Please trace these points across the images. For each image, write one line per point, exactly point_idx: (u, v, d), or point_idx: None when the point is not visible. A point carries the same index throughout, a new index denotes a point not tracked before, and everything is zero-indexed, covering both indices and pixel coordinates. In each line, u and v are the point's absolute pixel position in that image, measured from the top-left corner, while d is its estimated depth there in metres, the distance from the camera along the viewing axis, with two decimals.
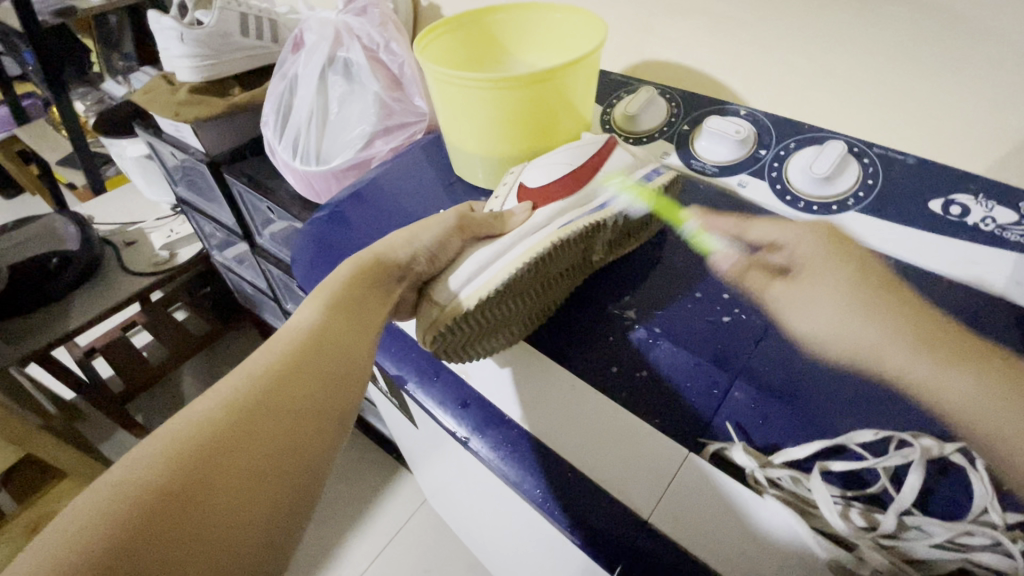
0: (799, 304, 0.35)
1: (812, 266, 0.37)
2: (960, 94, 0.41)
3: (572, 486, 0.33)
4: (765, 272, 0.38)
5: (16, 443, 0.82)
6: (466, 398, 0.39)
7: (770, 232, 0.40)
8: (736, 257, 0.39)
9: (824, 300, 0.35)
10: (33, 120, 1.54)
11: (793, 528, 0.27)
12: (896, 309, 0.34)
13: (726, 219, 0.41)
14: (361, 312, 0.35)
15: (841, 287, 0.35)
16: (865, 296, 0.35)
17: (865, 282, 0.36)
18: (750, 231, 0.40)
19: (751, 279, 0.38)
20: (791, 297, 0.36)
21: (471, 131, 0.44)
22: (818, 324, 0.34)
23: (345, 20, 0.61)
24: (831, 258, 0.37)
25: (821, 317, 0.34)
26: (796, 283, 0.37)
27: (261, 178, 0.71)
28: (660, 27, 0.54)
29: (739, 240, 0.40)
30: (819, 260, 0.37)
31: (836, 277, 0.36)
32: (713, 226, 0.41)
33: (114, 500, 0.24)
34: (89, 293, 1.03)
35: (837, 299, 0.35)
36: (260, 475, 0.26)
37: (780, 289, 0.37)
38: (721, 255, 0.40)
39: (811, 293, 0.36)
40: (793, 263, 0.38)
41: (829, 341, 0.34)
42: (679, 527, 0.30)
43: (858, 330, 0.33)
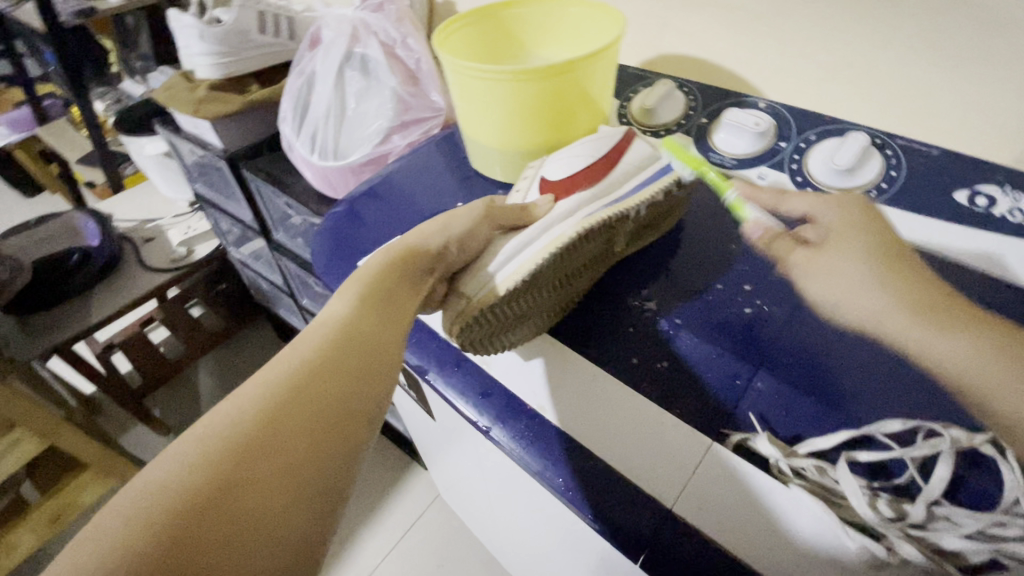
0: (820, 271, 0.33)
1: (839, 229, 0.35)
2: (984, 83, 0.41)
3: (593, 476, 0.35)
4: (791, 240, 0.36)
5: (38, 435, 0.83)
6: (485, 387, 0.39)
7: (807, 205, 0.37)
8: (768, 226, 0.37)
9: (851, 269, 0.32)
10: (54, 120, 1.57)
11: (821, 518, 0.28)
12: (918, 283, 0.31)
13: (765, 190, 0.39)
14: (391, 305, 0.35)
15: (863, 257, 0.33)
16: (889, 265, 0.32)
17: (887, 256, 0.33)
18: (786, 204, 0.38)
19: (777, 245, 0.36)
20: (814, 264, 0.34)
21: (489, 124, 0.45)
22: (836, 290, 0.32)
23: (362, 18, 0.62)
24: (860, 225, 0.35)
25: (842, 286, 0.32)
26: (820, 251, 0.34)
27: (279, 174, 0.72)
28: (677, 20, 0.54)
29: (774, 212, 0.38)
30: (842, 228, 0.35)
31: (861, 244, 0.34)
32: (755, 198, 0.39)
33: (153, 502, 0.25)
34: (108, 289, 1.04)
35: (858, 272, 0.32)
36: (289, 474, 0.27)
37: (802, 255, 0.35)
38: (754, 222, 0.38)
39: (835, 259, 0.33)
40: (819, 228, 0.35)
41: (854, 305, 0.31)
42: (700, 519, 0.32)
43: (875, 297, 0.31)
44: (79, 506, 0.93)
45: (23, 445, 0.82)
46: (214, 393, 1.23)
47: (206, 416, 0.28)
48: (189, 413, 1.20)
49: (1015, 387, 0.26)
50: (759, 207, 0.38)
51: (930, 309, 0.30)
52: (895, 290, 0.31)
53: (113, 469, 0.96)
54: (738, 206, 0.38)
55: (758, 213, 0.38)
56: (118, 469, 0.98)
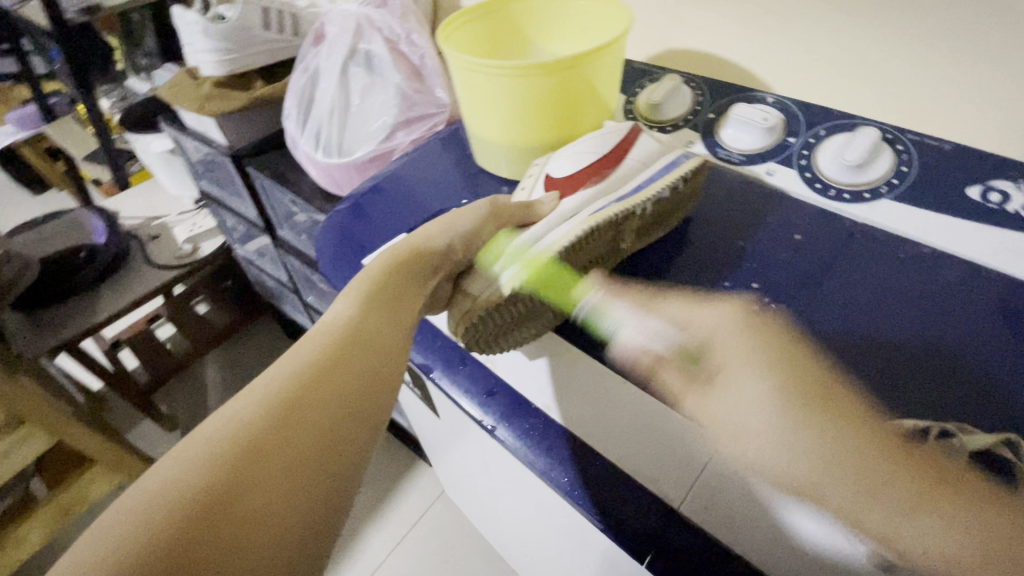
0: (720, 420, 0.29)
1: (728, 362, 0.30)
2: (998, 77, 0.40)
3: (599, 475, 0.35)
4: (680, 369, 0.31)
5: (47, 430, 0.84)
6: (491, 387, 0.39)
7: (701, 323, 0.33)
8: (643, 347, 0.32)
9: (761, 415, 0.28)
10: (61, 118, 1.58)
11: (829, 520, 0.27)
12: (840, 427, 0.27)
13: (633, 291, 0.35)
14: (397, 304, 0.35)
15: (768, 394, 0.29)
16: (800, 407, 0.28)
17: (795, 392, 0.29)
18: (658, 309, 0.34)
19: (666, 377, 0.31)
20: (713, 409, 0.30)
21: (494, 120, 0.44)
22: (752, 454, 0.28)
23: (366, 13, 0.61)
24: (756, 355, 0.30)
25: (752, 445, 0.28)
26: (717, 389, 0.30)
27: (283, 171, 0.72)
28: (685, 14, 0.53)
29: (651, 318, 0.33)
30: (737, 352, 0.31)
31: (759, 382, 0.29)
32: (620, 296, 0.35)
33: (154, 507, 0.24)
34: (115, 285, 1.05)
35: (761, 420, 0.28)
36: (294, 478, 0.26)
37: (694, 401, 0.30)
38: (625, 338, 0.33)
39: (737, 406, 0.29)
40: (710, 359, 0.31)
41: (766, 471, 0.28)
42: (706, 516, 0.31)
43: (786, 459, 0.27)
44: (87, 501, 0.94)
45: (31, 440, 0.83)
46: (220, 389, 1.24)
47: (211, 417, 0.28)
48: (195, 409, 1.21)
49: (957, 553, 0.24)
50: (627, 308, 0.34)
51: (838, 461, 0.26)
52: (812, 450, 0.27)
53: (121, 464, 0.97)
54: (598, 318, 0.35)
55: (621, 325, 0.34)
56: (125, 464, 0.98)
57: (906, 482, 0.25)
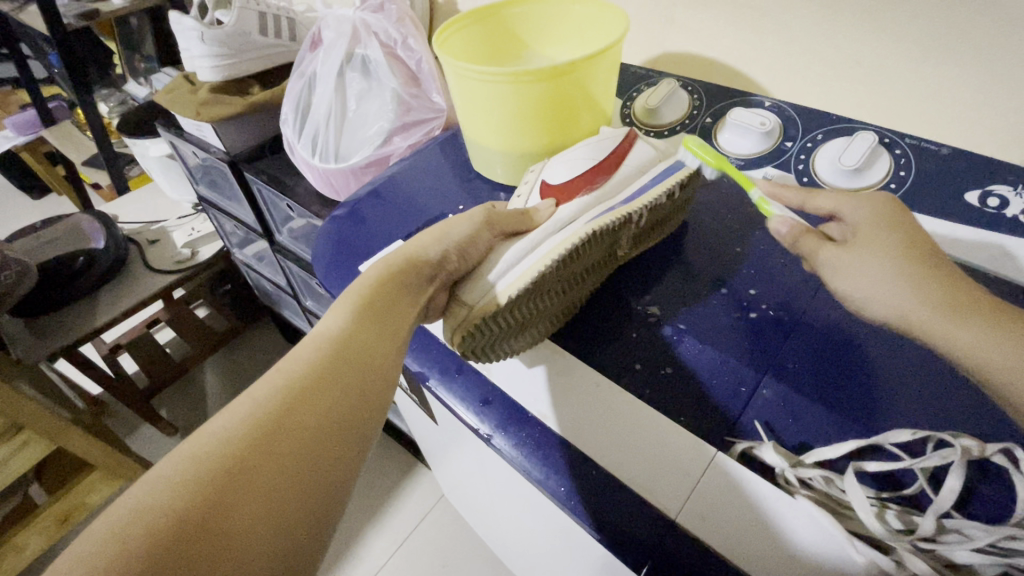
0: (851, 271, 0.32)
1: (869, 229, 0.32)
2: (995, 82, 0.40)
3: (596, 485, 0.32)
4: (818, 235, 0.34)
5: (46, 437, 0.84)
6: (486, 394, 0.38)
7: (839, 200, 0.34)
8: (799, 224, 0.34)
9: (881, 267, 0.31)
10: (59, 121, 1.58)
11: (826, 529, 0.27)
12: (958, 287, 0.29)
13: (791, 189, 0.37)
14: (389, 316, 0.35)
15: (894, 253, 0.31)
16: (925, 265, 0.30)
17: (918, 250, 0.31)
18: (815, 201, 0.35)
19: (804, 241, 0.34)
20: (844, 261, 0.32)
21: (490, 126, 0.44)
22: (870, 292, 0.31)
23: (362, 18, 0.61)
24: (888, 219, 0.32)
25: (873, 289, 0.31)
26: (851, 247, 0.32)
27: (281, 176, 0.72)
28: (681, 17, 0.53)
29: (804, 211, 0.36)
30: (871, 226, 0.32)
31: (893, 242, 0.31)
32: (780, 195, 0.37)
33: (141, 523, 0.24)
34: (114, 290, 1.05)
35: (883, 269, 0.31)
36: (281, 495, 0.26)
37: (829, 252, 0.33)
38: (780, 218, 0.35)
39: (869, 260, 0.31)
40: (845, 228, 0.33)
41: (881, 310, 0.30)
42: (706, 526, 0.29)
43: (900, 296, 0.30)
44: (87, 506, 0.94)
45: (30, 447, 0.82)
46: (220, 393, 1.24)
47: (199, 432, 0.27)
48: (194, 413, 1.21)
49: None
50: (784, 208, 0.36)
51: (955, 297, 0.29)
52: (921, 283, 0.30)
53: (120, 470, 0.97)
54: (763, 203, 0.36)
55: (783, 214, 0.35)
56: (125, 470, 0.98)
57: (1010, 318, 0.28)
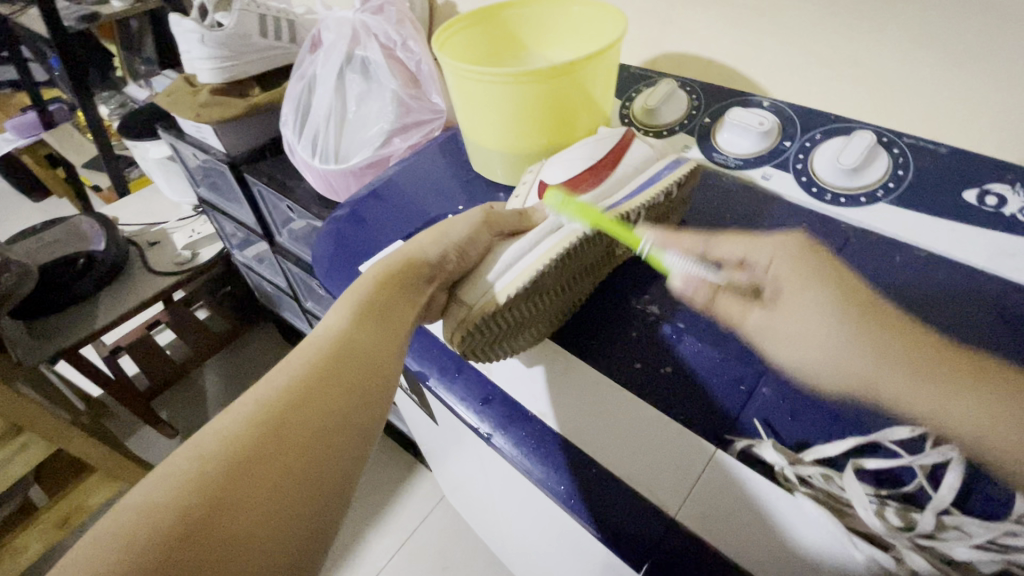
0: (787, 337, 0.34)
1: (790, 283, 0.35)
2: (992, 81, 0.40)
3: (595, 484, 0.33)
4: (738, 295, 0.36)
5: (46, 439, 0.83)
6: (487, 394, 0.39)
7: (744, 249, 0.38)
8: (700, 278, 0.36)
9: (819, 328, 0.33)
10: (59, 125, 1.59)
11: (827, 528, 0.27)
12: (883, 334, 0.33)
13: (688, 235, 0.38)
14: (390, 316, 0.35)
15: (832, 304, 0.34)
16: (856, 316, 0.33)
17: (850, 304, 0.34)
18: (715, 249, 0.38)
19: (724, 304, 0.35)
20: (778, 327, 0.34)
21: (490, 126, 0.44)
22: (808, 355, 0.33)
23: (362, 19, 0.61)
24: (814, 275, 0.36)
25: (809, 352, 0.33)
26: (776, 310, 0.34)
27: (282, 178, 0.72)
28: (679, 18, 0.53)
29: (705, 258, 0.38)
30: (793, 272, 0.35)
31: (820, 296, 0.34)
32: (673, 242, 0.37)
33: (145, 523, 0.24)
34: (114, 292, 1.05)
35: (822, 323, 0.33)
36: (285, 493, 0.26)
37: (758, 317, 0.35)
38: (683, 276, 0.36)
39: (799, 320, 0.34)
40: (770, 284, 0.36)
41: (820, 372, 0.32)
42: (706, 524, 0.30)
43: (848, 357, 0.32)
44: (87, 509, 0.94)
45: (30, 450, 0.82)
46: (220, 395, 1.24)
47: (201, 432, 0.28)
48: (194, 415, 1.21)
49: (994, 423, 0.28)
50: (681, 254, 0.37)
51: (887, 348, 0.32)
52: (866, 346, 0.32)
53: (120, 472, 0.97)
54: (659, 259, 0.36)
55: (676, 265, 0.36)
56: (125, 472, 0.98)
57: (942, 361, 0.31)
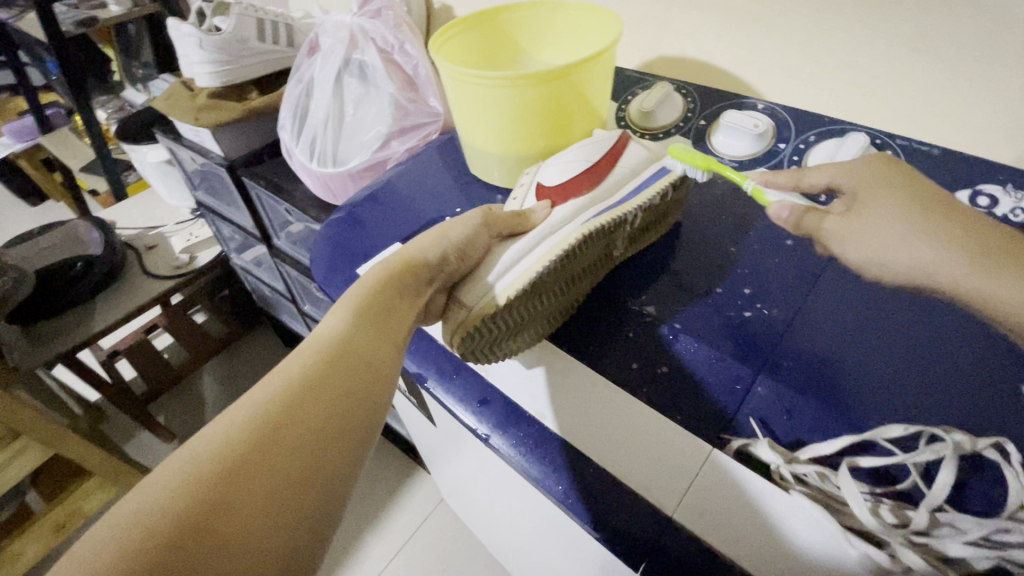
0: (859, 240, 0.32)
1: (865, 194, 0.33)
2: (983, 84, 0.40)
3: (593, 484, 0.33)
4: (817, 208, 0.34)
5: (43, 444, 0.83)
6: (485, 395, 0.38)
7: (830, 176, 0.35)
8: (798, 206, 0.34)
9: (889, 224, 0.31)
10: (57, 129, 1.59)
11: (822, 525, 0.27)
12: (967, 222, 0.30)
13: (782, 174, 0.37)
14: (388, 319, 0.35)
15: (903, 206, 0.31)
16: (935, 214, 0.31)
17: (931, 201, 0.31)
18: (807, 179, 0.36)
19: (810, 221, 0.34)
20: (851, 229, 0.33)
21: (487, 129, 0.44)
22: (871, 248, 0.32)
23: (360, 23, 0.62)
24: (887, 180, 0.33)
25: (882, 251, 0.32)
26: (855, 214, 0.33)
27: (280, 181, 0.72)
28: (674, 22, 0.54)
29: (796, 190, 0.36)
30: (871, 184, 0.33)
31: (896, 198, 0.32)
32: (771, 183, 0.37)
33: (144, 523, 0.24)
34: (112, 296, 1.05)
35: (893, 226, 0.31)
36: (278, 499, 0.26)
37: (835, 222, 0.33)
38: (780, 204, 0.34)
39: (872, 224, 0.32)
40: (845, 195, 0.34)
41: (890, 272, 0.32)
42: (704, 523, 0.29)
43: (916, 250, 0.30)
44: (83, 514, 0.93)
45: (27, 454, 0.82)
46: (218, 398, 1.24)
47: (200, 433, 0.28)
48: (192, 419, 1.21)
49: None
50: (776, 190, 0.36)
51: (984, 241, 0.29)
52: (947, 235, 0.30)
53: (118, 477, 0.97)
54: (759, 194, 0.35)
55: (778, 199, 0.35)
56: (122, 476, 0.98)
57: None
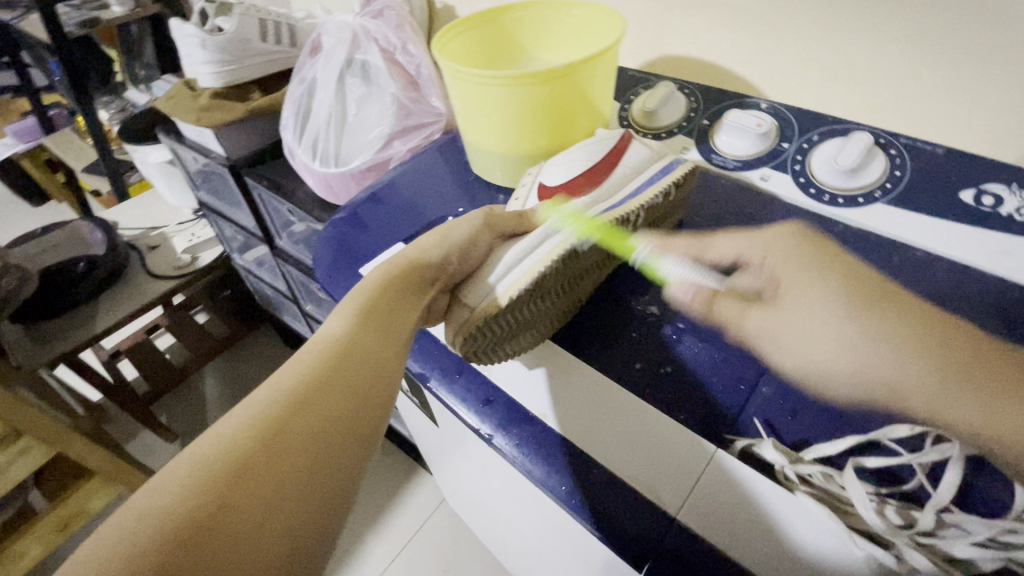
0: (789, 330, 0.33)
1: (789, 280, 0.35)
2: (988, 82, 0.40)
3: (597, 484, 0.32)
4: (736, 298, 0.35)
5: (46, 443, 0.83)
6: (488, 395, 0.38)
7: (736, 250, 0.38)
8: (697, 285, 0.37)
9: (824, 311, 0.32)
10: (60, 129, 1.60)
11: (827, 525, 0.27)
12: (896, 320, 0.32)
13: (679, 240, 0.40)
14: (390, 320, 0.35)
15: (840, 302, 0.33)
16: (864, 308, 0.33)
17: (862, 295, 0.34)
18: (709, 250, 0.39)
19: (723, 308, 0.35)
20: (779, 323, 0.33)
21: (490, 129, 0.44)
22: (814, 348, 0.32)
23: (362, 24, 0.62)
24: (818, 270, 0.35)
25: (808, 346, 0.32)
26: (777, 307, 0.34)
27: (282, 182, 0.72)
28: (676, 22, 0.54)
29: (699, 261, 0.38)
30: (797, 277, 0.35)
31: (824, 295, 0.33)
32: (669, 249, 0.39)
33: (149, 523, 0.24)
34: (114, 296, 1.05)
35: (824, 313, 0.32)
36: (283, 499, 0.26)
37: (758, 317, 0.34)
38: (678, 284, 0.37)
39: (803, 312, 0.33)
40: (769, 284, 0.35)
41: (833, 378, 0.31)
42: (708, 523, 0.29)
43: (853, 357, 0.31)
44: (85, 514, 0.94)
45: (31, 452, 0.82)
46: (219, 398, 1.24)
47: (206, 433, 0.28)
48: (195, 420, 1.21)
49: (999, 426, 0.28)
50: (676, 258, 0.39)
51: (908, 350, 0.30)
52: (873, 331, 0.31)
53: (121, 476, 0.97)
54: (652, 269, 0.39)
55: (672, 273, 0.38)
56: (124, 475, 0.98)
57: (976, 367, 0.30)
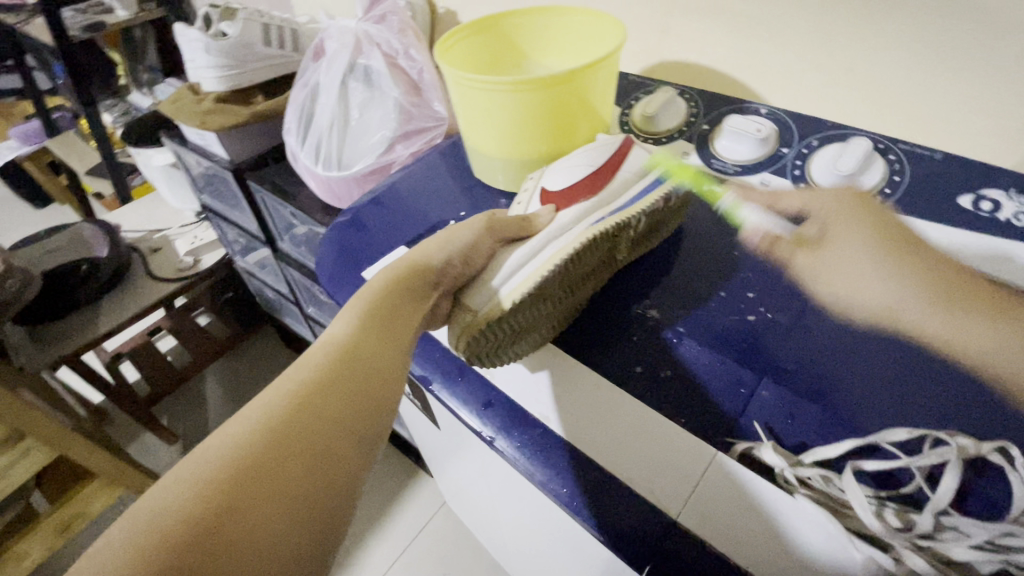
0: (830, 271, 0.36)
1: (836, 223, 0.38)
2: (985, 88, 0.41)
3: (596, 486, 0.33)
4: (791, 242, 0.39)
5: (48, 445, 0.83)
6: (488, 398, 0.38)
7: (803, 202, 0.40)
8: (766, 231, 0.40)
9: (856, 261, 0.36)
10: (62, 132, 1.60)
11: (826, 528, 0.27)
12: (920, 263, 0.35)
13: (757, 190, 0.42)
14: (393, 324, 0.35)
15: (869, 245, 0.36)
16: (892, 255, 0.36)
17: (889, 239, 0.37)
18: (782, 201, 0.41)
19: (778, 249, 0.39)
20: (822, 265, 0.37)
21: (491, 133, 0.45)
22: (845, 286, 0.35)
23: (365, 30, 0.63)
24: (852, 215, 0.38)
25: (850, 282, 0.35)
26: (822, 248, 0.38)
27: (284, 185, 0.72)
28: (676, 28, 0.54)
29: (771, 210, 0.41)
30: (839, 218, 0.38)
31: (860, 237, 0.37)
32: (749, 197, 0.42)
33: (156, 525, 0.24)
34: (116, 298, 1.05)
35: (861, 259, 0.36)
36: (289, 500, 0.27)
37: (803, 259, 0.38)
38: (751, 228, 0.41)
39: (846, 257, 0.36)
40: (816, 225, 0.39)
41: (857, 304, 0.35)
42: (708, 525, 0.30)
43: (876, 285, 0.34)
44: (86, 516, 0.94)
45: (32, 455, 0.82)
46: (221, 400, 1.24)
47: (211, 437, 0.28)
48: (196, 422, 1.21)
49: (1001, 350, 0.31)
50: (756, 208, 0.42)
51: (929, 285, 0.34)
52: (902, 272, 0.35)
53: (122, 479, 0.97)
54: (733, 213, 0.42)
55: (750, 218, 0.42)
56: (126, 477, 0.98)
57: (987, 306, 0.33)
